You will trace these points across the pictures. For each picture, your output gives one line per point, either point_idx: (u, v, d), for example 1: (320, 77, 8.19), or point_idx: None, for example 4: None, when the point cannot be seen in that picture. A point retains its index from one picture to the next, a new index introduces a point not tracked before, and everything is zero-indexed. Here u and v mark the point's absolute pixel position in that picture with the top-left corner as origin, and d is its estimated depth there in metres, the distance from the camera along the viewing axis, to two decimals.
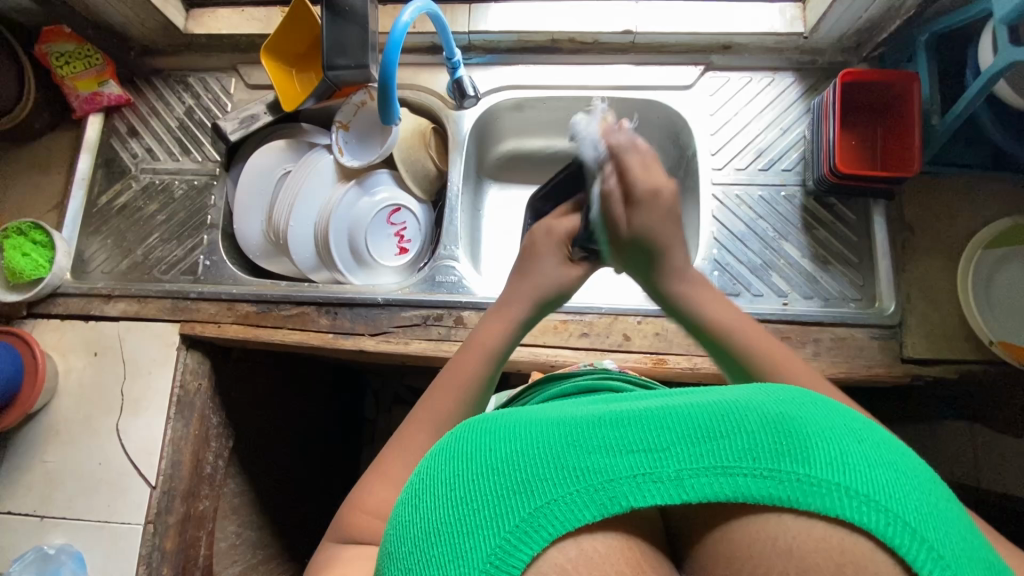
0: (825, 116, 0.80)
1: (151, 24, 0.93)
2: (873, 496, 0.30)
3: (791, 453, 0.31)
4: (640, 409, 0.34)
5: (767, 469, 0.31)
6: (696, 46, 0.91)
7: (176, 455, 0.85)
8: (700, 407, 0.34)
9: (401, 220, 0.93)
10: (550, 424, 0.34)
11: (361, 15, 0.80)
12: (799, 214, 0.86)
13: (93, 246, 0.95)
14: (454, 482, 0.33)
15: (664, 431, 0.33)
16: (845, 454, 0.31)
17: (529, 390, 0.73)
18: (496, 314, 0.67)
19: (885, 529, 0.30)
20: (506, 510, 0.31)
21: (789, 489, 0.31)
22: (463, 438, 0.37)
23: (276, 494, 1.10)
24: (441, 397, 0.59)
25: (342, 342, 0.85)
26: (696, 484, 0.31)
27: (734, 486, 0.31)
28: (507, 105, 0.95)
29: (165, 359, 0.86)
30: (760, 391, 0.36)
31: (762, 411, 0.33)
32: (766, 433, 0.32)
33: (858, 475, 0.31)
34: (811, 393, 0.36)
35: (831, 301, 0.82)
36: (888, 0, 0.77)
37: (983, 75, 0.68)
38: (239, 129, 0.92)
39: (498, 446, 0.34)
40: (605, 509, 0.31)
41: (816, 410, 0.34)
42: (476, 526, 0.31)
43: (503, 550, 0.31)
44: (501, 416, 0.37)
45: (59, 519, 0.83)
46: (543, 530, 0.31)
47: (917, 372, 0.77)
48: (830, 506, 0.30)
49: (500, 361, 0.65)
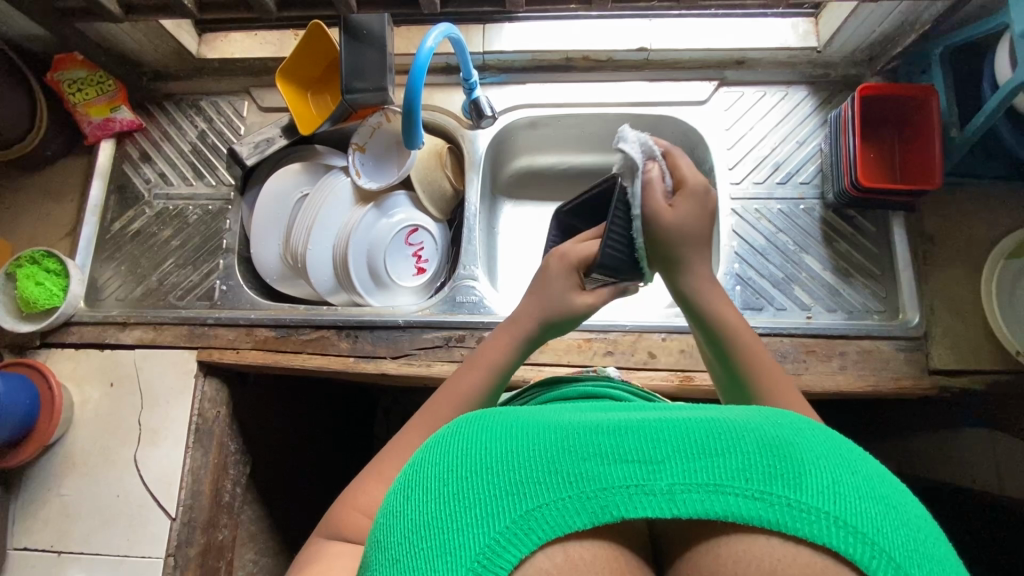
0: (844, 129, 0.80)
1: (164, 50, 0.93)
2: (861, 529, 0.31)
3: (784, 476, 0.33)
4: (638, 424, 0.36)
5: (759, 491, 0.32)
6: (710, 62, 0.92)
7: (195, 485, 0.83)
8: (697, 425, 0.35)
9: (419, 240, 0.93)
10: (554, 430, 0.36)
11: (379, 39, 0.81)
12: (819, 227, 0.86)
13: (107, 274, 0.94)
14: (447, 479, 0.35)
15: (659, 445, 0.34)
16: (836, 484, 0.33)
17: (527, 390, 0.73)
18: (500, 336, 0.66)
19: (869, 561, 0.31)
20: (499, 510, 0.33)
21: (778, 513, 0.32)
22: (460, 434, 0.38)
23: (292, 520, 1.08)
24: (445, 399, 0.61)
25: (364, 366, 0.83)
26: (687, 499, 0.33)
27: (725, 504, 0.32)
28: (522, 123, 0.95)
29: (184, 387, 0.85)
30: (759, 414, 0.38)
31: (760, 434, 0.35)
32: (761, 456, 0.33)
33: (848, 506, 0.32)
34: (811, 420, 0.38)
35: (854, 314, 0.81)
36: (901, 15, 0.78)
37: (1002, 89, 0.68)
38: (255, 153, 0.91)
39: (498, 446, 0.36)
40: (595, 517, 0.33)
41: (814, 437, 0.35)
42: (466, 524, 0.33)
43: (492, 550, 0.32)
44: (506, 419, 0.38)
45: (77, 554, 0.81)
46: (533, 533, 0.33)
47: (944, 383, 0.77)
48: (818, 533, 0.32)
49: (501, 381, 0.65)
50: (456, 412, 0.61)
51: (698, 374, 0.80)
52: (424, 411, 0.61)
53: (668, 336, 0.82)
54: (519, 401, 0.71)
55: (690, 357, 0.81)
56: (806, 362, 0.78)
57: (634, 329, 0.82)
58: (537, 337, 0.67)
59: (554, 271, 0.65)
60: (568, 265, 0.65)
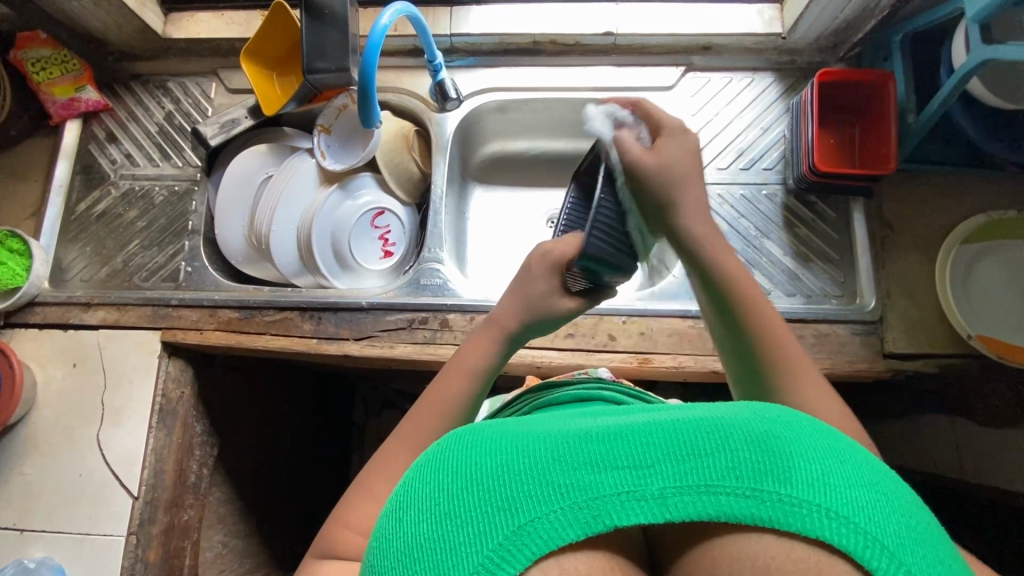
0: (804, 115, 0.81)
1: (129, 29, 0.92)
2: (853, 518, 0.31)
3: (772, 472, 0.32)
4: (627, 427, 0.36)
5: (749, 489, 0.32)
6: (676, 47, 0.92)
7: (159, 465, 0.84)
8: (686, 425, 0.35)
9: (385, 223, 0.93)
10: (543, 440, 0.36)
11: (342, 20, 0.80)
12: (781, 213, 0.86)
13: (72, 255, 0.93)
14: (438, 499, 0.35)
15: (648, 448, 0.34)
16: (825, 475, 0.33)
17: (520, 397, 0.74)
18: (483, 326, 0.66)
19: (863, 551, 0.31)
20: (493, 526, 0.33)
21: (770, 510, 0.32)
22: (449, 451, 0.38)
23: (262, 502, 1.09)
24: (454, 378, 0.61)
25: (326, 347, 0.84)
26: (679, 502, 0.32)
27: (717, 505, 0.32)
28: (490, 107, 0.95)
29: (147, 367, 0.85)
30: (746, 410, 0.37)
31: (748, 430, 0.34)
32: (749, 452, 0.33)
33: (838, 497, 0.32)
34: (797, 414, 0.38)
35: (813, 299, 0.82)
36: (863, 1, 0.77)
37: (957, 74, 0.68)
38: (220, 133, 0.91)
39: (488, 461, 0.35)
40: (588, 527, 0.33)
41: (800, 430, 0.35)
42: (459, 544, 0.32)
43: (486, 568, 0.32)
44: (496, 432, 0.38)
45: (38, 532, 0.81)
46: (527, 548, 0.32)
47: (898, 367, 0.78)
48: (810, 527, 0.31)
49: (486, 382, 0.63)
50: (432, 412, 0.59)
51: (657, 356, 0.81)
52: (424, 402, 0.60)
53: (628, 319, 0.83)
54: (510, 409, 0.72)
55: (649, 340, 0.82)
56: None
57: (594, 312, 0.82)
58: (513, 338, 0.66)
59: (535, 270, 0.65)
60: (551, 265, 0.65)
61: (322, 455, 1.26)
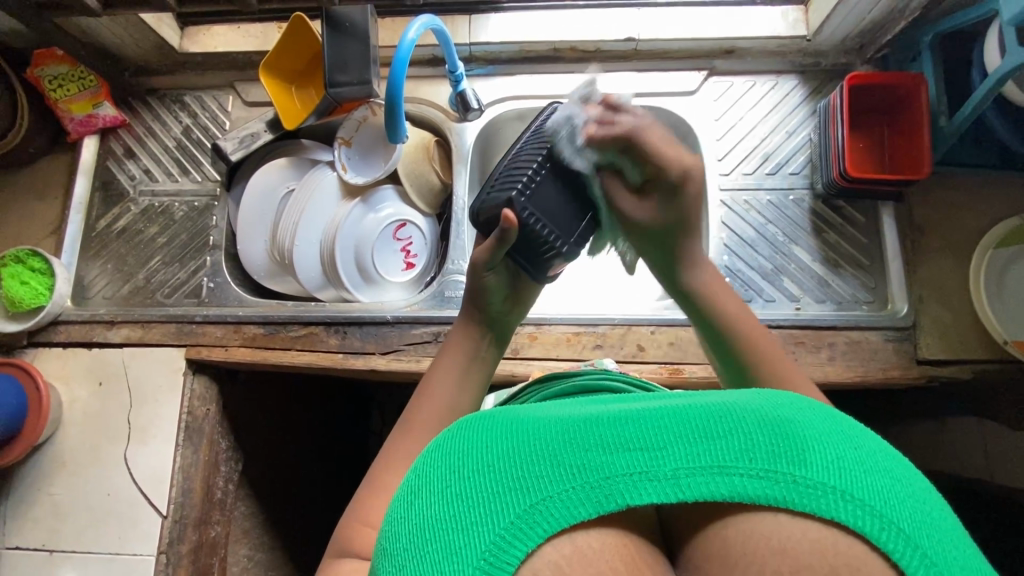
0: (832, 121, 0.79)
1: (146, 44, 0.91)
2: (868, 502, 0.31)
3: (787, 454, 0.32)
4: (639, 412, 0.36)
5: (763, 469, 0.32)
6: (699, 52, 0.90)
7: (186, 482, 0.83)
8: (699, 409, 0.35)
9: (407, 234, 0.93)
10: (554, 423, 0.36)
11: (362, 31, 0.80)
12: (808, 218, 0.85)
13: (93, 272, 0.93)
14: (450, 480, 0.34)
15: (661, 431, 0.34)
16: (840, 458, 0.32)
17: (526, 389, 0.72)
18: (463, 323, 0.63)
19: (879, 534, 0.30)
20: (504, 506, 0.32)
21: (784, 490, 0.32)
22: (460, 436, 0.38)
23: (287, 513, 1.09)
24: (450, 353, 0.62)
25: (353, 362, 0.83)
26: (692, 482, 0.32)
27: (731, 485, 0.32)
28: (510, 116, 0.94)
29: (173, 385, 0.85)
30: (760, 397, 0.37)
31: (762, 414, 0.34)
32: (763, 436, 0.33)
33: (853, 479, 0.32)
34: (811, 401, 0.37)
35: (843, 305, 0.81)
36: (890, 4, 0.76)
37: (992, 77, 0.67)
38: (239, 148, 0.90)
39: (500, 444, 0.35)
40: (600, 506, 0.32)
41: (814, 415, 0.35)
42: (471, 524, 0.32)
43: (497, 547, 0.32)
44: (507, 417, 0.38)
45: (69, 553, 0.81)
46: (538, 526, 0.32)
47: (932, 372, 0.77)
48: (826, 508, 0.31)
49: (468, 353, 0.62)
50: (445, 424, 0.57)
51: (687, 367, 0.80)
52: (425, 388, 0.59)
53: (656, 329, 0.82)
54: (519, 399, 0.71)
55: (679, 350, 0.81)
56: (794, 354, 0.78)
57: (623, 323, 0.82)
58: (490, 318, 0.64)
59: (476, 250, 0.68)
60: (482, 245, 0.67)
61: (341, 465, 1.25)
